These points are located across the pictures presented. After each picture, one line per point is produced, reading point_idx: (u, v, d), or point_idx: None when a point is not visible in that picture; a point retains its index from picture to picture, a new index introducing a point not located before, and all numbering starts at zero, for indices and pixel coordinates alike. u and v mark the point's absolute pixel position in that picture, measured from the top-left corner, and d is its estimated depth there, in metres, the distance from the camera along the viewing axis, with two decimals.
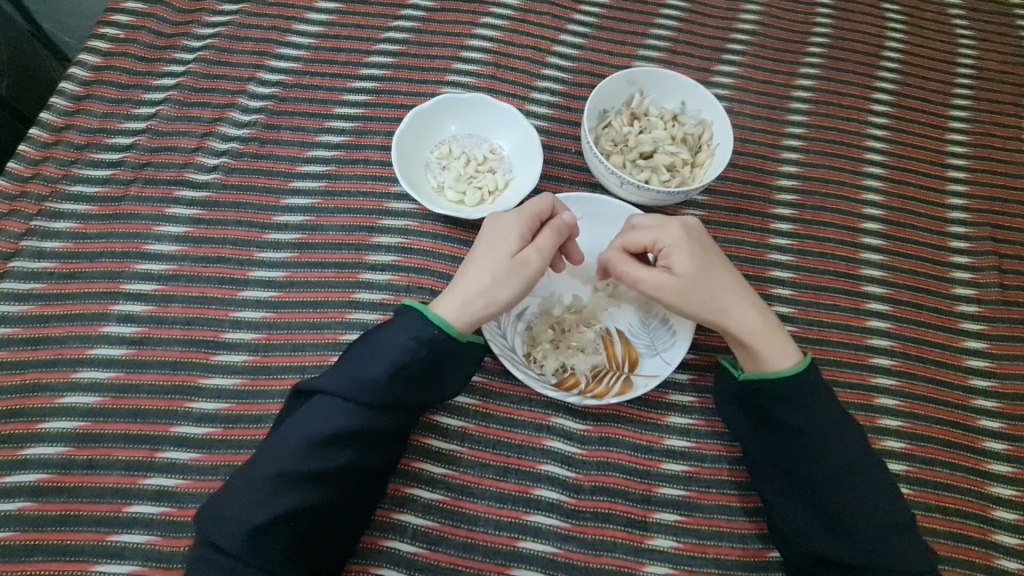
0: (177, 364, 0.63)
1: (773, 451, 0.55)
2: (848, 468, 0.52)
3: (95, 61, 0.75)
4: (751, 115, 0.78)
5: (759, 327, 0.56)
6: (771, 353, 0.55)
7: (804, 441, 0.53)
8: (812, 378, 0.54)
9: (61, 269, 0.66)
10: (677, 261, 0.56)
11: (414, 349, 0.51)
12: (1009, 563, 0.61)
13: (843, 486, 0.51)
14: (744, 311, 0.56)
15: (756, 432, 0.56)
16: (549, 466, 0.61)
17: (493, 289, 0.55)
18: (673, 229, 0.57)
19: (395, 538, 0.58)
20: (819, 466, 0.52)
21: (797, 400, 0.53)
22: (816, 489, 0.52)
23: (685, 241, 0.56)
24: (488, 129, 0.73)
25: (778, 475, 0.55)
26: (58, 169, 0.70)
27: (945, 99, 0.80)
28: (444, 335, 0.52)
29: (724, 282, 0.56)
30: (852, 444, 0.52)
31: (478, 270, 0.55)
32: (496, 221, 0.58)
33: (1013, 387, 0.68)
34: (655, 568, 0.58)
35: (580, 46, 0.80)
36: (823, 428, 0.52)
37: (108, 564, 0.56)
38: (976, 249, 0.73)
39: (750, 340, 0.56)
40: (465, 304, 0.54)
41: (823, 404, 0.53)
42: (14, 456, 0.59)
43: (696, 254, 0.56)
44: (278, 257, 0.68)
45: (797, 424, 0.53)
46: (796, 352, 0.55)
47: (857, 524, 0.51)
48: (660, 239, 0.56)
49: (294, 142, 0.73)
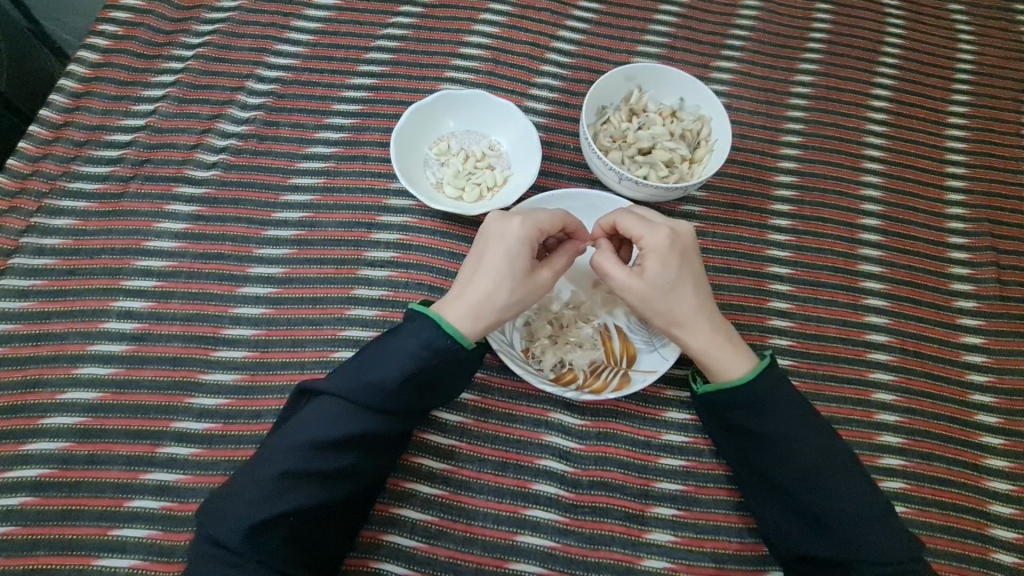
0: (177, 360, 0.64)
1: (745, 456, 0.56)
2: (815, 468, 0.52)
3: (94, 58, 0.75)
4: (750, 111, 0.78)
5: (711, 342, 0.56)
6: (720, 369, 0.56)
7: (766, 446, 0.53)
8: (766, 383, 0.54)
9: (61, 266, 0.66)
10: (649, 265, 0.56)
11: (425, 357, 0.52)
12: (1006, 557, 0.61)
13: (810, 485, 0.52)
14: (696, 327, 0.57)
15: (728, 438, 0.57)
16: (547, 461, 0.61)
17: (507, 303, 0.55)
18: (659, 234, 0.56)
19: (395, 532, 0.58)
20: (786, 469, 0.53)
21: (755, 406, 0.54)
22: (791, 492, 0.53)
23: (664, 250, 0.56)
24: (487, 124, 0.73)
25: (755, 478, 0.56)
26: (57, 165, 0.70)
27: (943, 95, 0.80)
28: (458, 347, 0.53)
29: (690, 296, 0.57)
30: (817, 444, 0.53)
31: (492, 278, 0.55)
32: (509, 225, 0.56)
33: (1010, 382, 0.68)
34: (653, 562, 0.59)
35: (578, 42, 0.80)
36: (781, 433, 0.53)
37: (109, 558, 0.56)
38: (975, 244, 0.74)
39: (699, 355, 0.57)
40: (479, 317, 0.54)
41: (781, 408, 0.53)
42: (15, 451, 0.59)
43: (671, 263, 0.56)
44: (278, 253, 0.68)
45: (758, 430, 0.53)
46: (751, 361, 0.56)
47: (834, 522, 0.51)
48: (644, 240, 0.56)
49: (293, 138, 0.73)
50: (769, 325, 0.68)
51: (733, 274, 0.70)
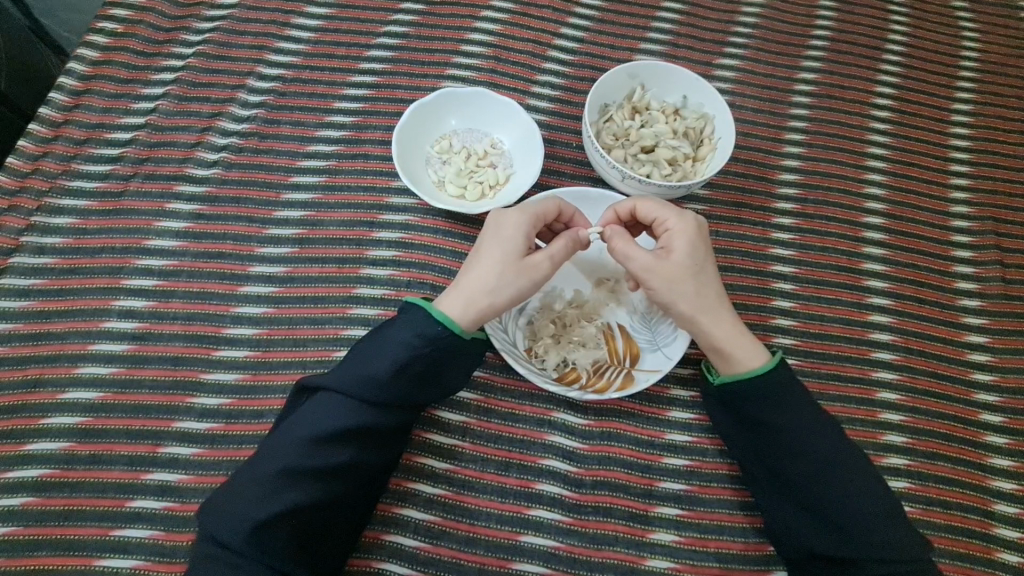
0: (179, 359, 0.63)
1: (757, 451, 0.56)
2: (828, 464, 0.52)
3: (94, 55, 0.75)
4: (753, 108, 0.78)
5: (733, 331, 0.56)
6: (741, 357, 0.55)
7: (780, 439, 0.53)
8: (784, 376, 0.54)
9: (61, 265, 0.66)
10: (675, 247, 0.56)
11: (418, 347, 0.51)
12: (1010, 556, 0.61)
13: (821, 481, 0.52)
14: (718, 315, 0.56)
15: (740, 432, 0.57)
16: (551, 461, 0.61)
17: (497, 287, 0.54)
18: (685, 218, 0.57)
19: (398, 532, 0.58)
20: (799, 464, 0.52)
21: (770, 399, 0.53)
22: (803, 486, 0.52)
23: (691, 233, 0.57)
24: (488, 122, 0.73)
25: (766, 474, 0.55)
26: (58, 164, 0.70)
27: (947, 92, 0.80)
28: (449, 334, 0.52)
29: (713, 284, 0.57)
30: (834, 438, 0.53)
31: (483, 265, 0.55)
32: (501, 215, 0.57)
33: (1015, 381, 0.68)
34: (656, 562, 0.58)
35: (580, 39, 0.80)
36: (795, 427, 0.52)
37: (111, 559, 0.56)
38: (979, 243, 0.73)
39: (722, 344, 0.56)
40: (469, 302, 0.54)
41: (796, 402, 0.53)
42: (17, 451, 0.59)
43: (697, 249, 0.57)
44: (279, 252, 0.68)
45: (773, 423, 0.53)
46: (768, 353, 0.56)
47: (844, 519, 0.51)
48: (670, 222, 0.58)
49: (294, 137, 0.73)
50: (773, 324, 0.68)
51: (736, 272, 0.70)
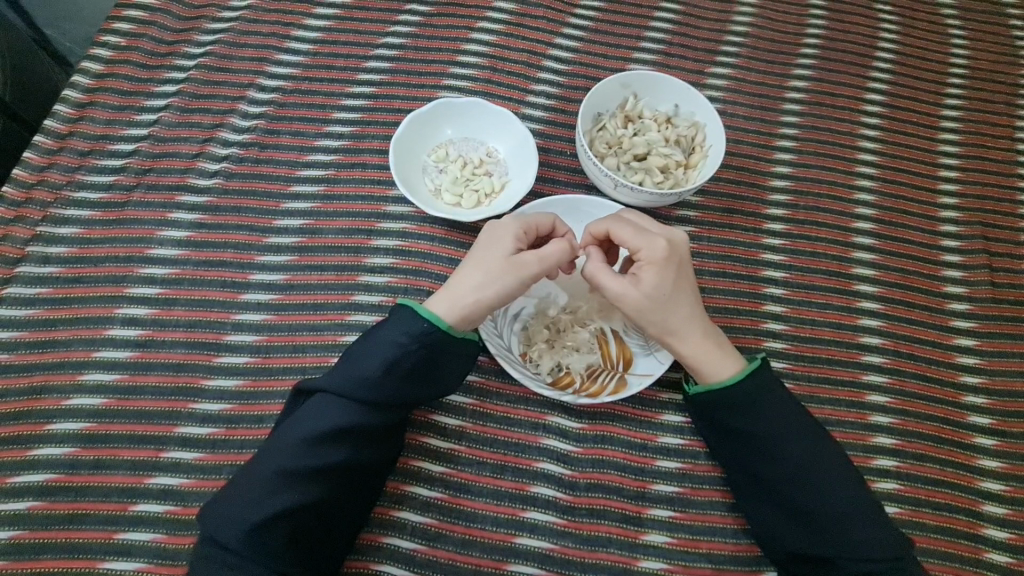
0: (181, 366, 0.65)
1: (738, 457, 0.57)
2: (806, 466, 0.53)
3: (98, 69, 0.77)
4: (745, 117, 0.79)
5: (701, 349, 0.57)
6: (710, 371, 0.57)
7: (759, 444, 0.54)
8: (758, 383, 0.55)
9: (66, 274, 0.67)
10: (644, 276, 0.56)
11: (407, 345, 0.53)
12: (998, 557, 0.62)
13: (801, 483, 0.53)
14: (687, 335, 0.57)
15: (720, 440, 0.58)
16: (545, 464, 0.62)
17: (483, 286, 0.56)
18: (657, 244, 0.56)
19: (395, 535, 0.59)
20: (777, 467, 0.54)
21: (747, 406, 0.55)
22: (780, 491, 0.54)
23: (661, 261, 0.56)
24: (484, 131, 0.74)
25: (749, 480, 0.57)
26: (63, 175, 0.71)
27: (936, 98, 0.81)
28: (434, 330, 0.53)
29: (685, 306, 0.57)
30: (805, 444, 0.54)
31: (470, 267, 0.57)
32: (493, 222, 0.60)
33: (1002, 383, 0.69)
34: (650, 563, 0.60)
35: (575, 49, 0.81)
36: (772, 432, 0.54)
37: (114, 561, 0.57)
38: (968, 247, 0.74)
39: (690, 361, 0.57)
40: (455, 302, 0.56)
41: (771, 407, 0.55)
42: (22, 456, 0.60)
43: (667, 276, 0.56)
44: (278, 260, 0.69)
45: (750, 429, 0.55)
46: (740, 364, 0.57)
47: (826, 520, 0.52)
48: (642, 252, 0.57)
49: (294, 147, 0.75)
50: (764, 329, 0.69)
51: (728, 278, 0.71)
